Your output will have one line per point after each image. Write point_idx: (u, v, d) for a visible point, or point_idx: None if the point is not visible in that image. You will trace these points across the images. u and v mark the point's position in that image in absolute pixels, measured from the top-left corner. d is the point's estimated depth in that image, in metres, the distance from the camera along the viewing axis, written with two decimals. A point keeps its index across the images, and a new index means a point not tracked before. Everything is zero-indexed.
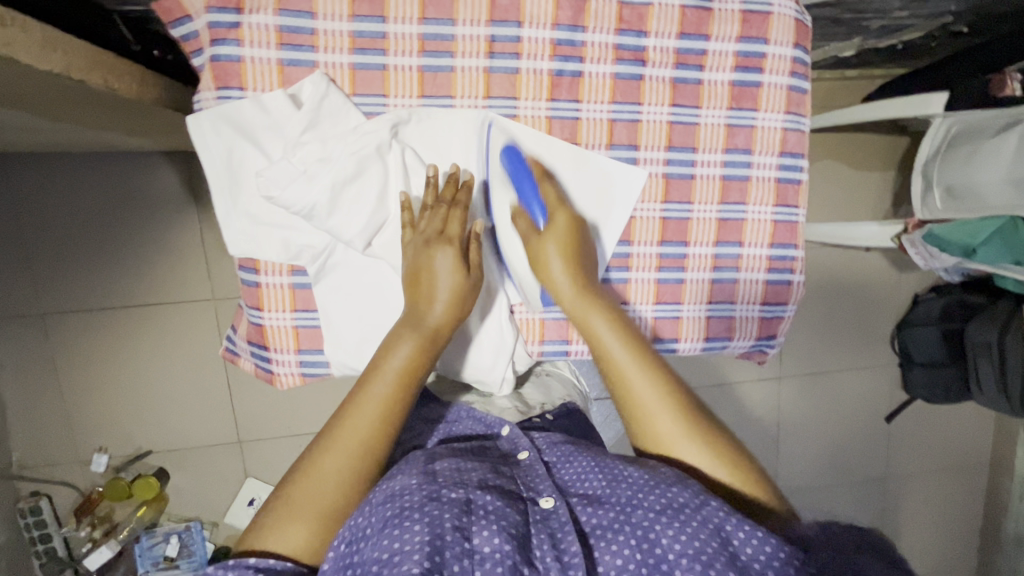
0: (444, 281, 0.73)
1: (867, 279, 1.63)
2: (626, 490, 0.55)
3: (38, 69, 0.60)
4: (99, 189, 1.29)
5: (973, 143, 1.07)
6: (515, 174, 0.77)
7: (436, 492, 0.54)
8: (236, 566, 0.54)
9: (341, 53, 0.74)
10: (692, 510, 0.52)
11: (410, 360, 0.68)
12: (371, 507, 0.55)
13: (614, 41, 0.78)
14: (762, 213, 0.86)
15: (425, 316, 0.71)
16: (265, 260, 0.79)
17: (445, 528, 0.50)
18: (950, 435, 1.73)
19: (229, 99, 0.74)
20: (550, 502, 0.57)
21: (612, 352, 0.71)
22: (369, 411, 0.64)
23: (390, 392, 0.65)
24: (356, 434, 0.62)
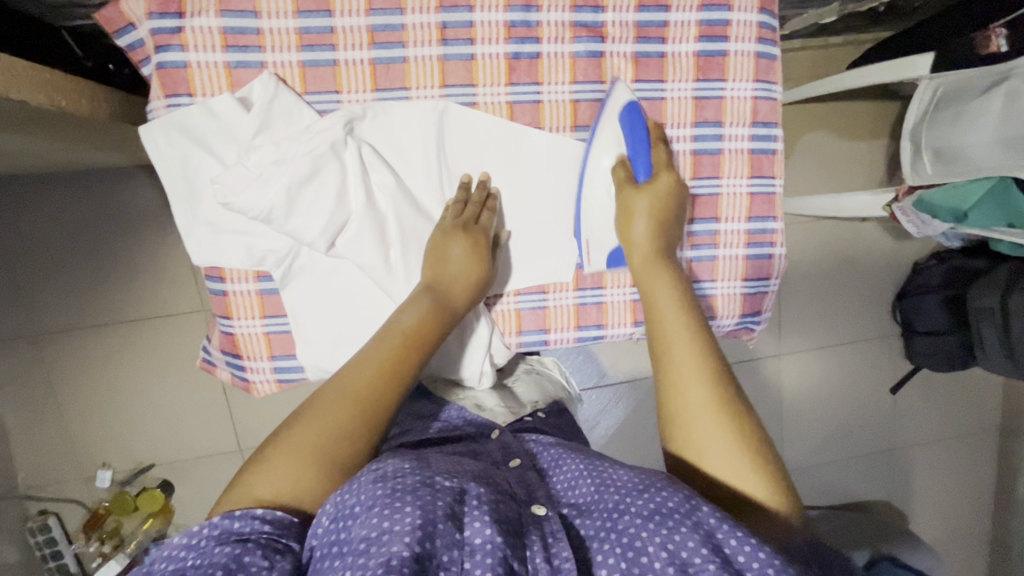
0: (459, 267, 0.62)
1: (864, 251, 1.65)
2: (613, 495, 0.47)
3: (33, 102, 0.58)
4: (82, 207, 1.28)
5: (957, 105, 0.98)
6: (631, 136, 0.65)
7: (430, 479, 0.46)
8: (241, 518, 0.43)
9: (289, 51, 0.61)
10: (682, 516, 0.43)
11: (419, 321, 0.58)
12: (360, 485, 0.45)
13: (635, 18, 0.66)
14: (737, 186, 0.72)
15: (440, 274, 0.61)
16: (230, 266, 0.65)
17: (438, 514, 0.42)
18: (958, 400, 1.76)
19: (179, 107, 0.61)
20: (542, 510, 0.48)
21: (669, 320, 0.58)
22: (363, 370, 0.54)
23: (397, 350, 0.55)
24: (347, 396, 0.52)
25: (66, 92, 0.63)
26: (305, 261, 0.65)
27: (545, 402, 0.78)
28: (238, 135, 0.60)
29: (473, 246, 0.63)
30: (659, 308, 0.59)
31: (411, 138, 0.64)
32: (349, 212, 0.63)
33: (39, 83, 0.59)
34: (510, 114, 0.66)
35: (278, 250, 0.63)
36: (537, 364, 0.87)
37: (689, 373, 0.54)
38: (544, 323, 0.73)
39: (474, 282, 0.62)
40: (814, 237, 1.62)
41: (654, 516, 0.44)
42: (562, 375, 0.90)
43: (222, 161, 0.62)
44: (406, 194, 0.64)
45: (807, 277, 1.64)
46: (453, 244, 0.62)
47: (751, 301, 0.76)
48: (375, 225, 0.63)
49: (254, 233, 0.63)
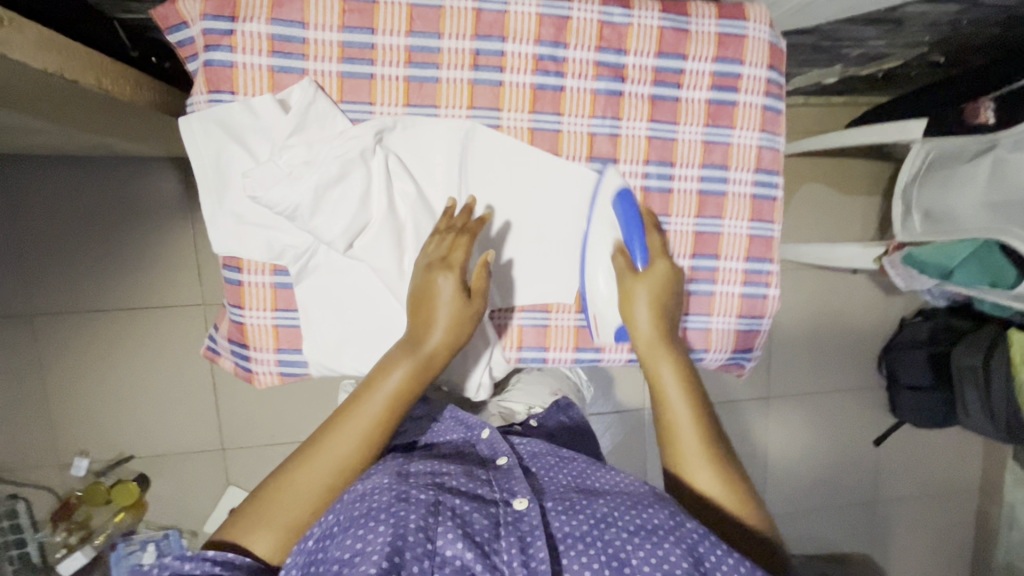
0: (444, 308, 0.63)
1: (853, 303, 1.70)
2: (603, 506, 0.52)
3: (85, 87, 0.61)
4: (96, 191, 1.30)
5: (950, 169, 1.03)
6: (627, 223, 0.69)
7: (405, 492, 0.51)
8: (192, 559, 0.50)
9: (330, 62, 0.65)
10: (667, 531, 0.48)
11: (403, 384, 0.61)
12: (341, 505, 0.52)
13: (654, 63, 0.71)
14: (738, 226, 0.76)
15: (421, 340, 0.62)
16: (249, 258, 0.67)
17: (408, 529, 0.47)
18: (938, 458, 1.78)
19: (220, 103, 0.65)
20: (522, 504, 0.53)
21: (674, 405, 0.65)
22: (339, 438, 0.58)
23: (382, 414, 0.60)
24: (333, 464, 0.57)
25: (113, 78, 0.66)
26: (320, 258, 0.67)
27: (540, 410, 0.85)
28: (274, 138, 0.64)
29: (461, 288, 0.63)
30: (661, 386, 0.66)
31: (437, 153, 0.68)
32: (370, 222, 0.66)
33: (90, 67, 0.62)
34: (531, 139, 0.70)
35: (297, 247, 0.66)
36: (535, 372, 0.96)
37: (682, 415, 0.64)
38: (544, 341, 0.75)
39: (459, 339, 0.63)
40: (805, 285, 1.67)
41: (640, 530, 0.49)
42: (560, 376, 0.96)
43: (255, 158, 0.65)
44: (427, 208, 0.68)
45: (796, 323, 1.68)
46: (442, 291, 0.63)
47: (744, 338, 0.79)
48: (392, 233, 0.66)
49: (276, 227, 0.66)
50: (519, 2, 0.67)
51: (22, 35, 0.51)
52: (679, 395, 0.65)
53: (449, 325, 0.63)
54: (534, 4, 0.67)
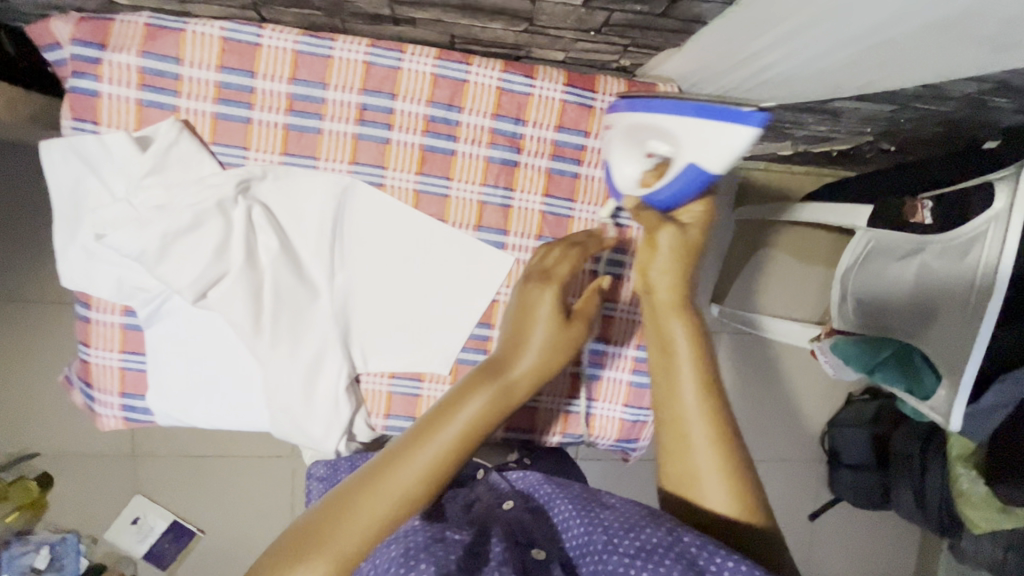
0: (541, 329, 0.58)
1: (801, 373, 1.67)
2: (602, 534, 0.48)
3: None
4: (28, 183, 1.29)
5: (882, 263, 1.01)
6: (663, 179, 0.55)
7: (442, 533, 0.48)
8: None
9: (204, 101, 0.62)
10: (666, 549, 0.44)
11: (481, 414, 0.53)
12: (380, 546, 0.47)
13: (554, 136, 0.68)
14: (631, 312, 0.73)
15: (509, 363, 0.56)
16: (97, 296, 0.63)
17: (452, 565, 0.44)
18: (875, 540, 1.74)
19: (82, 132, 0.61)
20: (542, 552, 0.50)
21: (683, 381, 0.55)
22: (411, 462, 0.49)
23: (458, 444, 0.51)
24: (397, 498, 0.48)
25: None
26: (175, 303, 0.63)
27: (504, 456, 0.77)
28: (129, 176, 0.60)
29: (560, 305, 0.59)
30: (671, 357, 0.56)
31: (311, 207, 0.64)
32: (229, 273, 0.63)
33: None
34: (416, 201, 0.67)
35: (148, 291, 0.62)
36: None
37: (695, 407, 0.54)
38: (414, 411, 0.71)
39: (552, 368, 0.58)
40: (753, 350, 1.63)
41: (640, 553, 0.45)
42: None
43: (112, 195, 0.61)
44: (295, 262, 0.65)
45: (742, 388, 1.65)
46: (540, 305, 0.59)
47: (630, 427, 0.75)
48: (251, 286, 0.63)
49: (127, 267, 0.62)
50: (414, 60, 0.64)
51: None
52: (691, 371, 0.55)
53: (544, 350, 0.58)
54: (430, 63, 0.64)
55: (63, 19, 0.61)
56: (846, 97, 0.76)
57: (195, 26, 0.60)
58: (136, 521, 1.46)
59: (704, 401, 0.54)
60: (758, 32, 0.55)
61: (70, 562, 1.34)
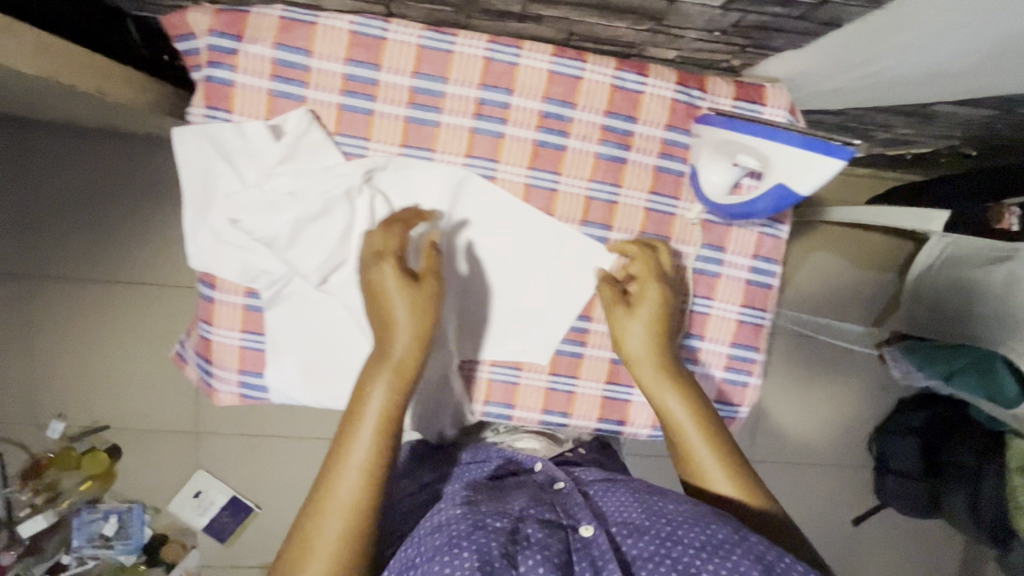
0: (399, 302, 0.58)
1: (851, 377, 1.65)
2: (667, 524, 0.49)
3: (80, 89, 0.61)
4: (105, 165, 1.33)
5: (959, 269, 1.00)
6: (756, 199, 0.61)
7: (481, 518, 0.50)
8: None
9: (331, 93, 0.64)
10: (733, 545, 0.46)
11: (389, 402, 0.57)
12: (418, 537, 0.51)
13: (663, 135, 0.68)
14: (727, 310, 0.73)
15: (386, 348, 0.58)
16: (223, 277, 0.66)
17: (493, 555, 0.46)
18: (918, 548, 1.73)
19: (215, 120, 0.64)
20: (589, 530, 0.51)
21: (670, 398, 0.63)
22: (341, 474, 0.54)
23: (375, 441, 0.55)
24: (338, 509, 0.53)
25: (116, 79, 0.66)
26: (297, 287, 0.66)
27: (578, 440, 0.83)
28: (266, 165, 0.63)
29: (402, 274, 0.58)
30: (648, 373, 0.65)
31: (426, 198, 0.66)
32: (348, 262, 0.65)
33: (91, 71, 0.62)
34: (525, 195, 0.68)
35: (273, 273, 0.65)
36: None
37: (685, 421, 0.62)
38: (512, 399, 0.73)
39: (425, 327, 0.58)
40: (804, 353, 1.62)
41: (707, 545, 0.46)
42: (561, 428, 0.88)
43: (243, 182, 0.64)
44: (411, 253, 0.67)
45: (790, 389, 1.64)
46: (387, 281, 0.58)
47: None
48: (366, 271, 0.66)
49: (254, 251, 0.65)
50: (531, 56, 0.65)
51: (12, 38, 0.51)
52: (671, 382, 0.64)
53: (412, 321, 0.58)
54: (547, 60, 0.66)
55: (200, 11, 0.63)
56: (948, 101, 0.76)
57: (327, 20, 0.62)
58: (196, 495, 1.51)
59: (694, 414, 0.62)
60: (886, 37, 0.55)
61: (136, 532, 1.47)
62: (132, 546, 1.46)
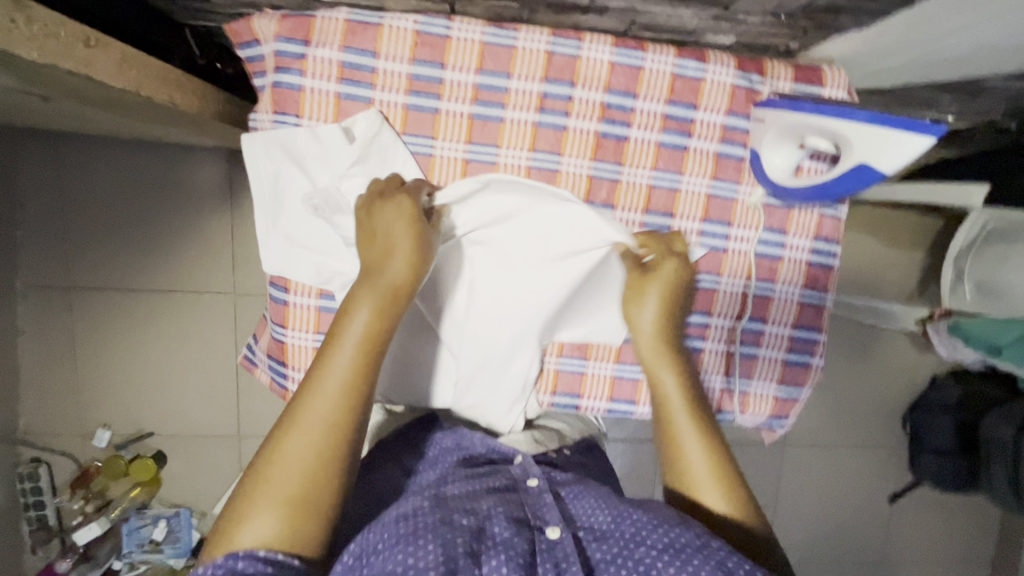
0: (400, 234, 0.59)
1: (884, 356, 1.66)
2: (631, 526, 0.52)
3: (155, 100, 0.62)
4: (144, 176, 1.37)
5: (1008, 242, 1.00)
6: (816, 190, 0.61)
7: (447, 517, 0.52)
8: (243, 557, 0.46)
9: (397, 93, 0.65)
10: (694, 549, 0.49)
11: (372, 329, 0.56)
12: (382, 524, 0.52)
13: (723, 121, 0.69)
14: (789, 292, 0.74)
15: (378, 269, 0.58)
16: (297, 279, 0.68)
17: (458, 553, 0.48)
18: (955, 524, 1.74)
19: (284, 125, 0.65)
20: (556, 532, 0.54)
21: (674, 410, 0.64)
22: (322, 406, 0.52)
23: (351, 370, 0.54)
24: (295, 456, 0.51)
25: (185, 89, 0.67)
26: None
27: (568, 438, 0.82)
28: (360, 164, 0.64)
29: (413, 212, 0.59)
30: (661, 387, 0.66)
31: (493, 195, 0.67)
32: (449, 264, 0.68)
33: (164, 81, 0.63)
34: (589, 186, 0.69)
35: (346, 274, 0.67)
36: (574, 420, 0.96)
37: (686, 437, 0.62)
38: (579, 388, 0.75)
39: (420, 258, 0.59)
40: (835, 335, 1.63)
41: (667, 548, 0.50)
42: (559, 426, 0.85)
43: (317, 185, 0.66)
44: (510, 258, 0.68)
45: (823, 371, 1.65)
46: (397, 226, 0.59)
47: (782, 405, 0.77)
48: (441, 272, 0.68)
49: (328, 252, 0.67)
50: (593, 48, 0.66)
51: (102, 54, 0.52)
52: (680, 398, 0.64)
53: (408, 254, 0.58)
54: (608, 51, 0.66)
55: (266, 17, 0.63)
56: (999, 76, 0.76)
57: (392, 21, 0.63)
58: None
59: (699, 432, 0.62)
60: (947, 21, 0.56)
61: (185, 536, 1.46)
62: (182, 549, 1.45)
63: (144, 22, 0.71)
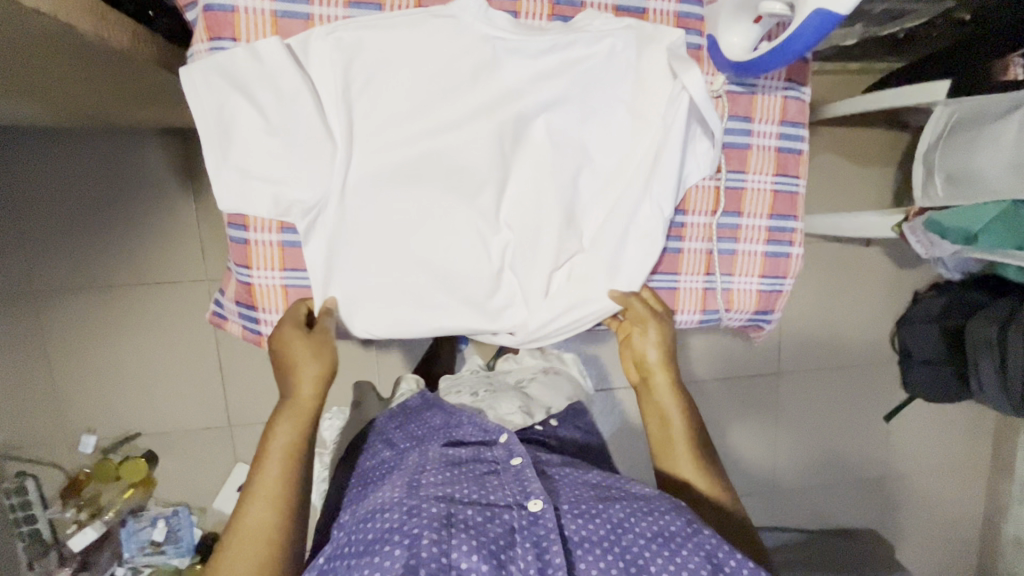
0: (307, 366, 0.68)
1: (866, 277, 1.67)
2: (619, 512, 0.66)
3: (78, 31, 0.59)
4: (97, 165, 1.32)
5: (973, 130, 1.00)
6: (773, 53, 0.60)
7: (420, 508, 0.64)
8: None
9: (335, 6, 0.63)
10: (685, 537, 0.63)
11: (294, 443, 0.69)
12: (359, 527, 0.66)
13: (675, 8, 0.68)
14: (761, 182, 0.73)
15: (293, 394, 0.70)
16: (253, 215, 0.66)
17: (422, 548, 0.60)
18: (951, 435, 1.77)
19: (222, 51, 0.62)
20: (538, 505, 0.66)
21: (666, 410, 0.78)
22: (264, 500, 0.67)
23: (283, 478, 0.68)
24: (258, 529, 0.66)
25: (111, 26, 0.64)
26: (330, 215, 0.67)
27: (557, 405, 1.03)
28: (454, 55, 0.65)
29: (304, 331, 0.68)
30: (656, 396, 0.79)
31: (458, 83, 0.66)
32: (543, 156, 0.69)
33: (84, 11, 0.59)
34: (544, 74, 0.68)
35: (308, 203, 0.65)
36: (558, 364, 1.13)
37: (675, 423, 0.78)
38: None
39: (323, 371, 0.69)
40: (816, 261, 1.64)
41: (658, 537, 0.63)
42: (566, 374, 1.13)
43: (263, 109, 0.63)
44: (598, 138, 0.70)
45: (808, 299, 1.66)
46: (296, 350, 0.67)
47: (766, 298, 0.77)
48: (423, 171, 0.68)
49: (286, 182, 0.64)
50: None
51: None
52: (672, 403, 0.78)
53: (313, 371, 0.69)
54: None
55: None
56: None
57: None
58: (240, 488, 1.51)
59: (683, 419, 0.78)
60: None
61: (186, 534, 1.45)
62: (184, 547, 1.44)
63: None
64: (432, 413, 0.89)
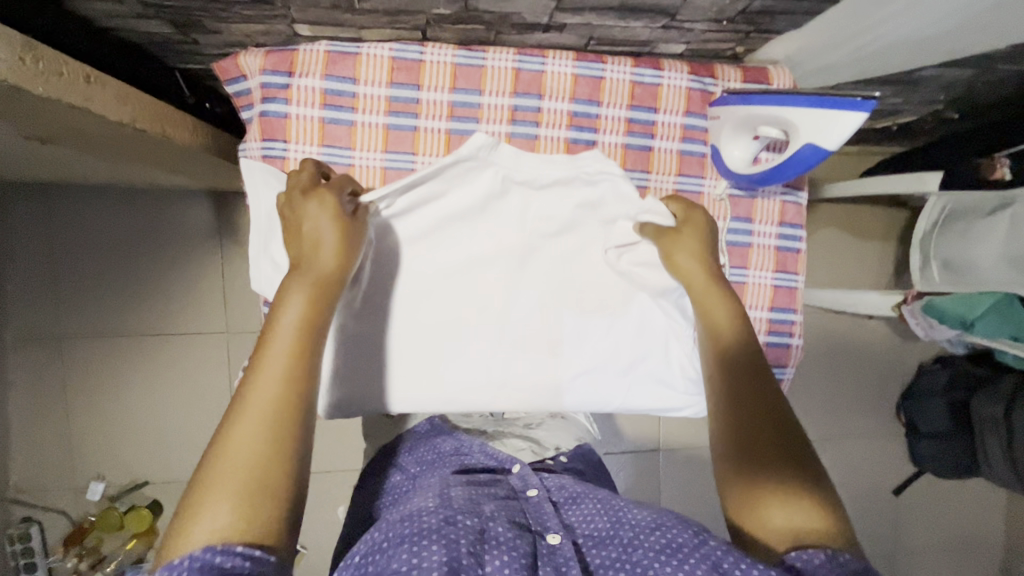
0: (325, 232, 0.59)
1: (871, 347, 1.69)
2: (630, 531, 0.59)
3: (134, 128, 0.65)
4: (132, 222, 1.40)
5: (966, 221, 1.06)
6: (785, 166, 0.65)
7: (451, 518, 0.60)
8: (223, 553, 0.45)
9: (376, 115, 0.70)
10: (692, 548, 0.54)
11: (303, 315, 0.55)
12: (388, 526, 0.61)
13: (682, 121, 0.74)
14: (761, 277, 0.78)
15: (307, 259, 0.57)
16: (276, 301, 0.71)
17: (460, 554, 0.55)
18: (962, 510, 1.74)
19: (272, 152, 0.69)
20: (556, 539, 0.62)
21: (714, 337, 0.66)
22: (267, 378, 0.51)
23: (288, 363, 0.52)
24: (267, 400, 0.51)
25: (172, 123, 0.73)
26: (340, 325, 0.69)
27: (565, 447, 0.96)
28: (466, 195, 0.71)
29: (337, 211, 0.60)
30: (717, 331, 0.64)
31: (471, 202, 0.71)
32: (550, 278, 0.74)
33: (140, 112, 0.66)
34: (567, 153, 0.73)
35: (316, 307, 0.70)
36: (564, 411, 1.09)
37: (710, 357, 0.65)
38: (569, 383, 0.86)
39: (349, 241, 0.59)
40: (820, 328, 1.66)
41: (666, 549, 0.55)
42: (582, 422, 1.08)
43: None
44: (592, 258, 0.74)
45: (813, 367, 1.68)
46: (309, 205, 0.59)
47: None
48: (432, 287, 0.72)
49: None
50: (556, 63, 0.71)
51: (100, 90, 0.58)
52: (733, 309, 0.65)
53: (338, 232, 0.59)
54: (570, 65, 0.72)
55: (251, 54, 0.68)
56: (935, 64, 0.83)
57: (369, 49, 0.68)
58: None
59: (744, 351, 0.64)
60: (874, 12, 0.63)
61: None
62: None
63: (155, 68, 0.81)
64: (439, 441, 0.89)
